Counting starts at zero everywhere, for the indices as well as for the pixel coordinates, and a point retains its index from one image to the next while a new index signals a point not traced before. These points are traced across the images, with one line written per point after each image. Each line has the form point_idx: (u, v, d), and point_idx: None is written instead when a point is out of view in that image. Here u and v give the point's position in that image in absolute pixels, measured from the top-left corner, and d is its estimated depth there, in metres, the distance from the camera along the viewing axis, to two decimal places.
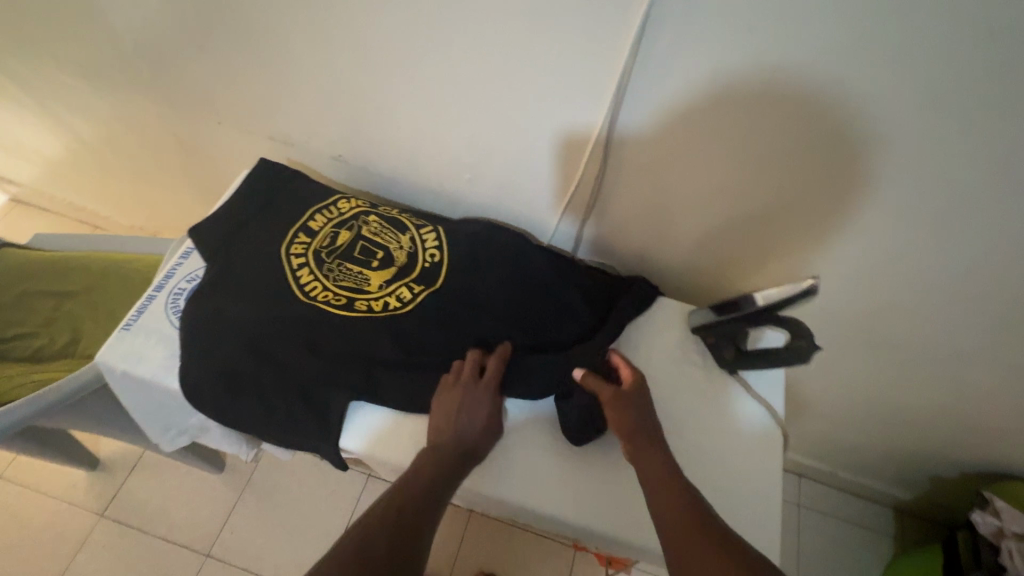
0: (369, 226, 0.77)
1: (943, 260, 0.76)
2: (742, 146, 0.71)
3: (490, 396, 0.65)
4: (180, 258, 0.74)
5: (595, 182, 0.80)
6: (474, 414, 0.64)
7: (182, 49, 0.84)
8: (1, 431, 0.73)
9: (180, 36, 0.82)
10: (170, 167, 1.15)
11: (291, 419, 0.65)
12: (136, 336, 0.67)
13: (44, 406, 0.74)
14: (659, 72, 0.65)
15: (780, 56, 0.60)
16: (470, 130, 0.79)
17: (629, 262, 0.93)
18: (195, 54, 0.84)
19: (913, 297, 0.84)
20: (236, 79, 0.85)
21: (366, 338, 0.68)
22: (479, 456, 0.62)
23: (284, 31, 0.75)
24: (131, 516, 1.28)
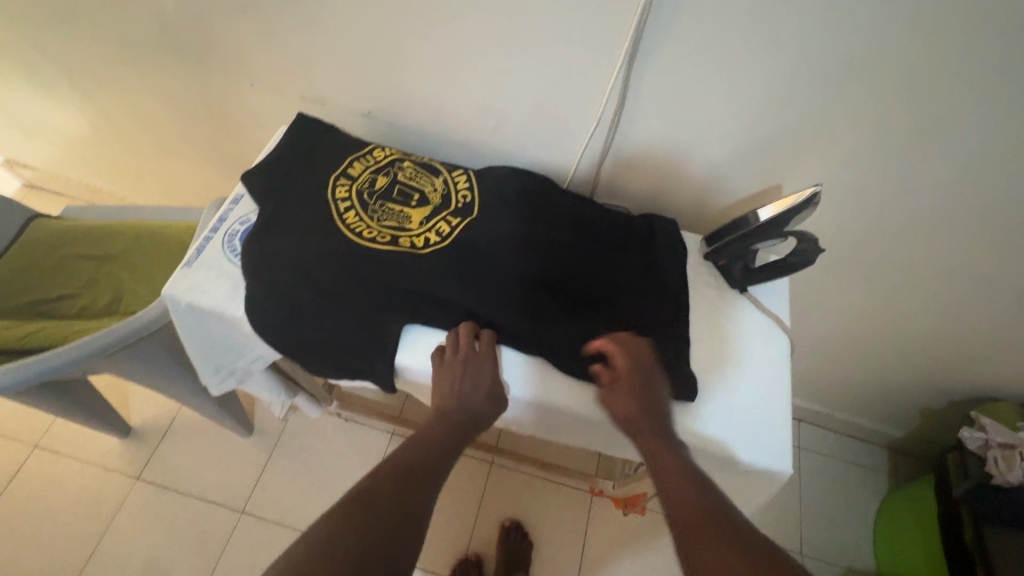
0: (404, 171, 0.83)
1: (929, 187, 0.84)
2: (746, 88, 0.77)
3: (486, 362, 0.71)
4: (232, 203, 0.80)
5: (611, 127, 0.87)
6: (477, 381, 0.70)
7: (219, 11, 0.90)
8: (67, 368, 0.78)
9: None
10: (195, 136, 1.19)
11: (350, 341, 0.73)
12: (198, 272, 0.73)
13: (109, 342, 0.78)
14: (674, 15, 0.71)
15: None
16: (495, 81, 0.85)
17: (640, 206, 1.00)
18: (231, 17, 0.90)
19: (901, 228, 0.92)
20: (271, 40, 0.91)
21: (412, 268, 0.74)
22: (479, 418, 0.69)
23: None
24: (165, 479, 1.32)
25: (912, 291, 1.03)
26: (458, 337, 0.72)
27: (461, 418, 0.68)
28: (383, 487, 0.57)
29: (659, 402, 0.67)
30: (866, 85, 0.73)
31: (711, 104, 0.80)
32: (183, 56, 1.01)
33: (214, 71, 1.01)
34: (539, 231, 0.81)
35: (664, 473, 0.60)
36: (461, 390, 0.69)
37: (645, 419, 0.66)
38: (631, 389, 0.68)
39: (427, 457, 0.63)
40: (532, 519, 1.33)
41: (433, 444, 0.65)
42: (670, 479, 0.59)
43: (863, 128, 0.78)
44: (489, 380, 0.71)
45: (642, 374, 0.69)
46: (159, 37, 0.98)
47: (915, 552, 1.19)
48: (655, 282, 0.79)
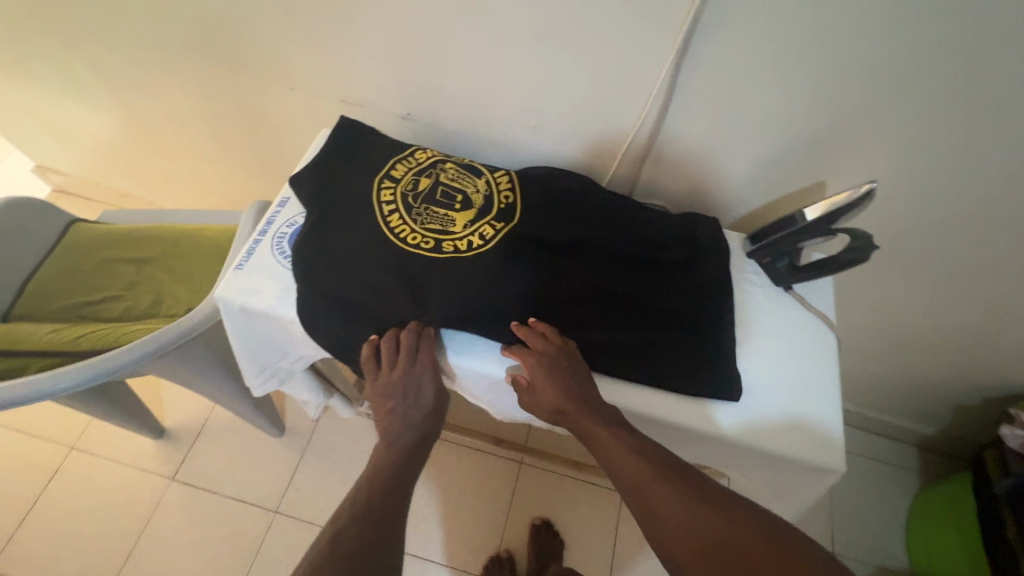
0: (446, 172, 0.84)
1: (976, 184, 0.83)
2: (791, 86, 0.77)
3: (426, 371, 0.72)
4: (278, 207, 0.80)
5: (652, 127, 0.87)
6: (419, 393, 0.74)
7: (261, 17, 0.91)
8: (117, 371, 0.79)
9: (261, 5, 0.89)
10: (230, 141, 1.20)
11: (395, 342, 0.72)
12: (250, 274, 0.74)
13: (160, 343, 0.79)
14: (721, 14, 0.70)
15: None
16: (536, 82, 0.85)
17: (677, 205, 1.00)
18: (273, 22, 0.91)
19: (941, 226, 0.91)
20: (313, 44, 0.92)
21: (459, 270, 0.74)
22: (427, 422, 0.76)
23: None
24: (200, 479, 1.33)
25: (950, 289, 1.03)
26: (386, 349, 0.71)
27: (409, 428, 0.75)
28: (350, 518, 0.65)
29: (577, 382, 0.69)
30: (918, 82, 0.72)
31: (754, 102, 0.80)
32: (223, 62, 1.02)
33: (254, 76, 1.03)
34: (583, 231, 0.81)
35: (609, 452, 0.64)
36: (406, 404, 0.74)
37: (570, 407, 0.67)
38: (542, 387, 0.68)
39: (385, 475, 0.72)
40: (563, 519, 1.34)
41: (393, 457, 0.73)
42: (619, 459, 0.63)
43: (911, 124, 0.77)
44: (432, 391, 0.74)
45: (549, 366, 0.68)
46: (200, 43, 1.00)
47: (941, 521, 1.21)
48: (701, 282, 0.78)
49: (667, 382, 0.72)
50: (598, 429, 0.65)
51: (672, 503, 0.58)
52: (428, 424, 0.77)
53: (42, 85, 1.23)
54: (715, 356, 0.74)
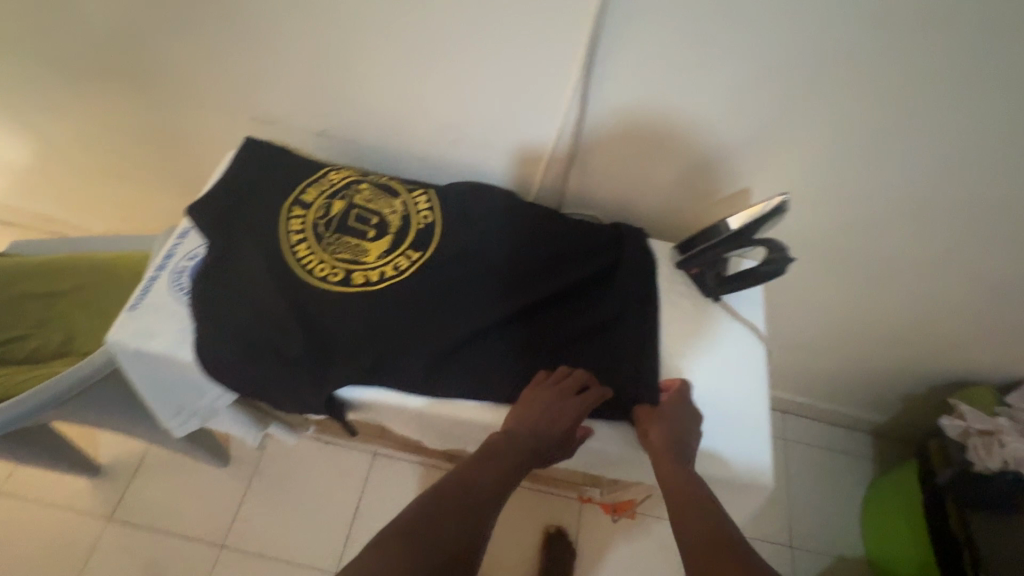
0: (361, 194, 0.79)
1: (898, 177, 0.83)
2: (708, 91, 0.75)
3: (578, 407, 0.66)
4: (179, 238, 0.75)
5: (573, 136, 0.84)
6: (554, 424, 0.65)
7: (156, 32, 0.85)
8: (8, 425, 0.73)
9: (154, 20, 0.83)
10: (145, 162, 1.13)
11: (293, 381, 0.66)
12: (145, 315, 0.69)
13: (51, 395, 0.73)
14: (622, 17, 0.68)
15: None
16: (451, 93, 0.81)
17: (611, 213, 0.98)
18: (170, 37, 0.85)
19: (871, 218, 0.92)
20: (215, 59, 0.86)
21: (367, 307, 0.71)
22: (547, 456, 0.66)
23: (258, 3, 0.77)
24: (140, 517, 1.26)
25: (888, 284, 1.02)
26: (557, 374, 0.69)
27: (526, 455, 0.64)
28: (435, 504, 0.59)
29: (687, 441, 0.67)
30: (829, 81, 0.71)
31: (673, 109, 0.79)
32: (124, 78, 0.95)
33: (158, 93, 0.96)
34: (505, 252, 0.79)
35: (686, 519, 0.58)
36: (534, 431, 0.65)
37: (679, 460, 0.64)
38: (663, 425, 0.67)
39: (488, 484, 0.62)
40: (520, 530, 1.31)
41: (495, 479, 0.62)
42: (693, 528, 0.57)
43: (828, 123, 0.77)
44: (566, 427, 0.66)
45: (674, 415, 0.68)
46: (94, 60, 0.93)
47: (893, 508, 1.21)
48: (624, 297, 0.76)
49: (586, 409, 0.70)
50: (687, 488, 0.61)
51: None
52: (541, 463, 0.67)
53: None
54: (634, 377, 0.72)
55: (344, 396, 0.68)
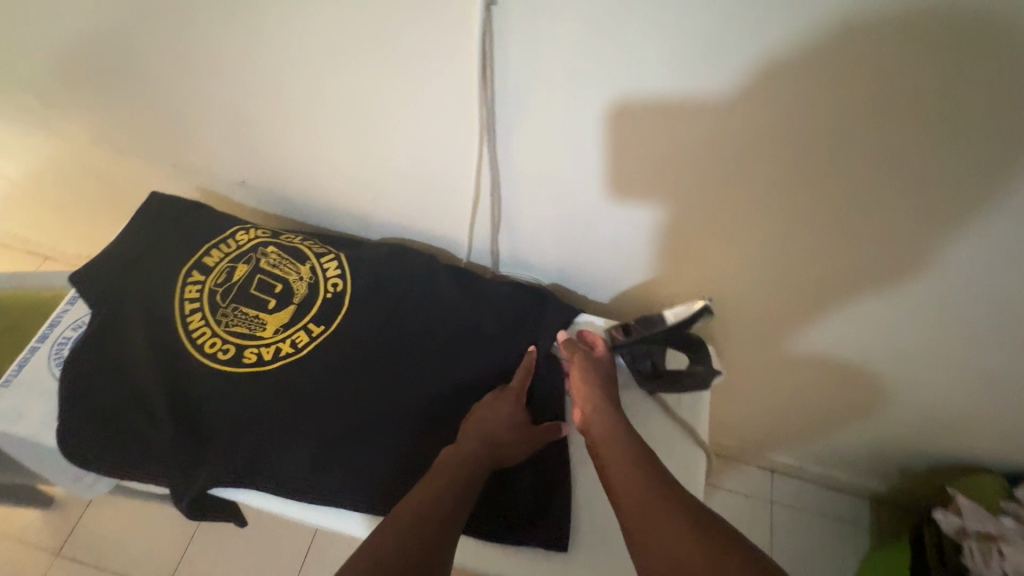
0: (267, 258, 0.73)
1: (891, 277, 0.66)
2: (638, 170, 0.63)
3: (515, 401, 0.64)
4: (67, 305, 0.70)
5: (495, 202, 0.73)
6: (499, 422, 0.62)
7: (71, 79, 0.81)
8: None
9: (65, 66, 0.78)
10: (98, 198, 1.12)
11: (162, 474, 0.61)
12: (15, 392, 0.64)
13: None
14: (519, 85, 0.57)
15: (635, 63, 0.52)
16: (364, 148, 0.73)
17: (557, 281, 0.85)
18: (85, 85, 0.81)
19: (863, 316, 0.74)
20: (132, 106, 0.81)
21: (250, 394, 0.65)
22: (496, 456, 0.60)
23: (156, 54, 0.71)
24: (88, 553, 1.24)
25: (881, 375, 0.86)
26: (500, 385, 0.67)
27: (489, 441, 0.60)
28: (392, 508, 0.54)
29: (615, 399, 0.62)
30: (782, 164, 0.57)
31: (600, 182, 0.65)
32: (54, 120, 0.92)
33: (89, 134, 0.92)
34: (420, 326, 0.71)
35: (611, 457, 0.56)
36: (494, 423, 0.62)
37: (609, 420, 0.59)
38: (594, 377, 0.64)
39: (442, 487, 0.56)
40: None
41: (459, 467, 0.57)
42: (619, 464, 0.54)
43: (788, 212, 0.62)
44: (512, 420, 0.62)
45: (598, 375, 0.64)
46: (22, 103, 0.90)
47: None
48: (539, 393, 0.68)
49: (473, 528, 0.62)
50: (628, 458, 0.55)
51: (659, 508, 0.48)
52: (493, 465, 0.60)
53: None
54: (534, 497, 0.63)
55: (220, 495, 0.63)
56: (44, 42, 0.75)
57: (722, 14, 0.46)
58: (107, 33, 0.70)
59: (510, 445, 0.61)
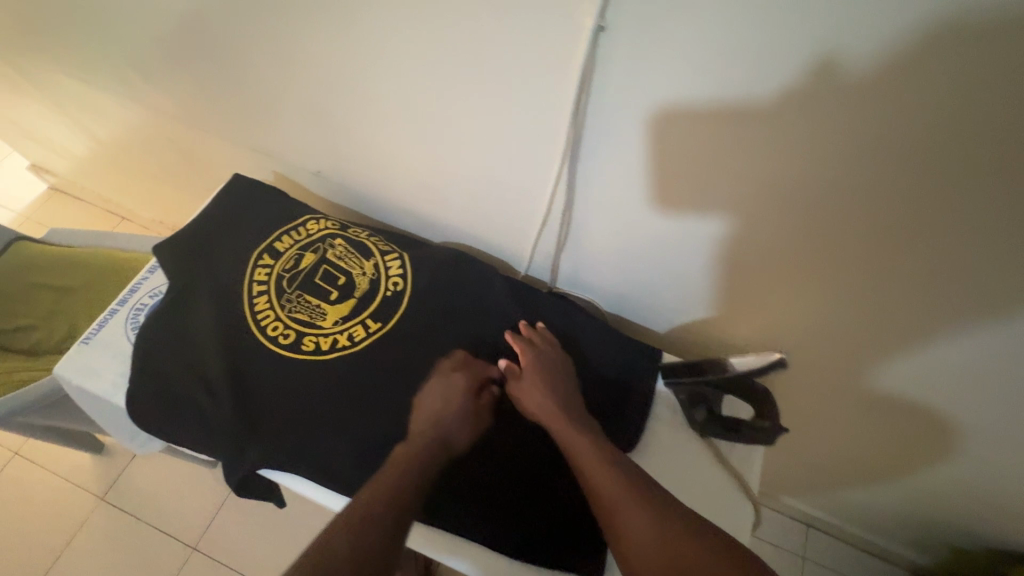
0: (334, 250, 0.75)
1: (970, 333, 0.59)
2: (717, 209, 0.60)
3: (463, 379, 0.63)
4: (148, 272, 0.74)
5: (564, 220, 0.72)
6: (448, 402, 0.61)
7: (172, 58, 0.85)
8: None
9: (169, 47, 0.83)
10: (179, 169, 1.18)
11: (217, 445, 0.64)
12: (93, 351, 0.68)
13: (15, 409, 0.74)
14: (607, 114, 0.57)
15: (736, 105, 0.49)
16: (440, 154, 0.73)
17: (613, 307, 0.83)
18: (185, 65, 0.85)
19: (926, 371, 0.68)
20: (225, 91, 0.86)
21: (304, 383, 0.66)
22: (443, 432, 0.59)
23: (253, 44, 0.74)
24: (128, 503, 1.31)
25: (949, 450, 0.80)
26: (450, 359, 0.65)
27: (440, 445, 0.58)
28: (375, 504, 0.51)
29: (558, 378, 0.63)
30: (879, 223, 0.53)
31: (674, 217, 0.64)
32: (150, 95, 0.98)
33: (181, 111, 0.98)
34: (475, 336, 0.71)
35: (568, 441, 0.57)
36: (436, 404, 0.61)
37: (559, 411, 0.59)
38: (528, 387, 0.62)
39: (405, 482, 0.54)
40: None
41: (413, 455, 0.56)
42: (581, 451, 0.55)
43: (877, 270, 0.58)
44: (460, 397, 0.61)
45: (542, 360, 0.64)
46: (128, 79, 0.96)
47: None
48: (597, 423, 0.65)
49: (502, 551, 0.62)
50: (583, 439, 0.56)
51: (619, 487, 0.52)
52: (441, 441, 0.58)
53: (8, 90, 1.22)
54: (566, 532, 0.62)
55: (266, 476, 0.66)
56: (155, 22, 0.80)
57: (837, 60, 0.43)
58: (213, 19, 0.73)
59: (458, 424, 0.60)
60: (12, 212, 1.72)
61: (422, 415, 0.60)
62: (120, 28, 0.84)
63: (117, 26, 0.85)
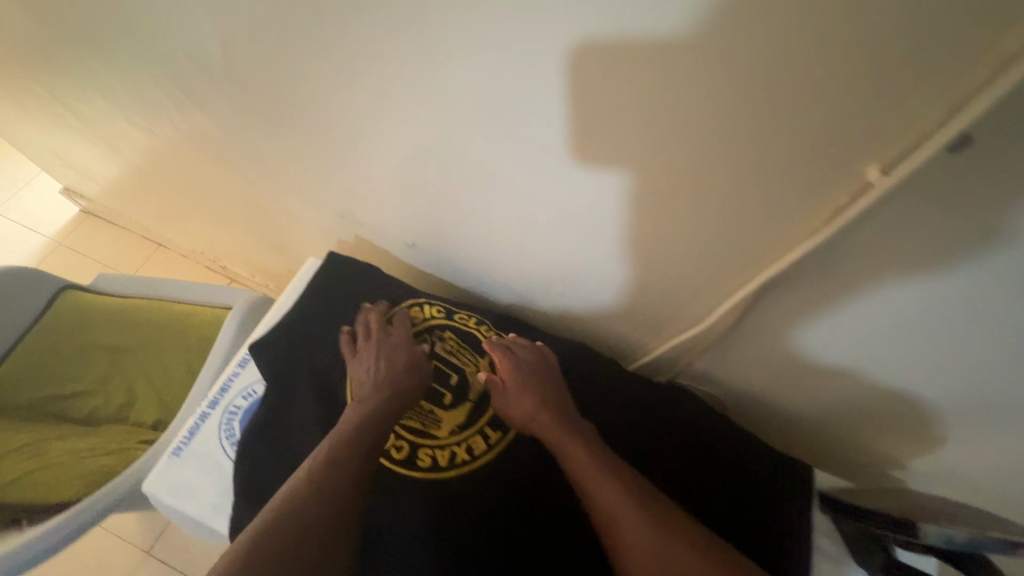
0: (444, 343, 0.69)
1: (984, 297, 0.42)
2: (954, 353, 0.48)
3: (404, 339, 0.64)
4: (237, 367, 0.67)
5: (723, 334, 0.61)
6: (392, 361, 0.61)
7: (246, 124, 0.77)
8: (70, 541, 0.68)
9: (243, 112, 0.74)
10: (239, 213, 1.11)
11: None
12: (186, 464, 0.61)
13: (108, 505, 0.69)
14: (846, 250, 0.45)
15: None
16: (568, 248, 0.64)
17: (736, 414, 0.74)
18: (260, 131, 0.76)
19: (866, 329, 0.51)
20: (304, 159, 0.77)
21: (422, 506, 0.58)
22: (396, 388, 0.59)
23: (346, 125, 0.64)
24: (175, 558, 1.24)
25: None
26: (365, 322, 0.66)
27: (392, 400, 0.58)
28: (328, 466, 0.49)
29: (544, 380, 0.62)
30: None
31: (886, 351, 0.52)
32: (213, 148, 0.90)
33: (248, 168, 0.89)
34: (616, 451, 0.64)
35: (561, 445, 0.55)
36: (376, 363, 0.61)
37: (546, 413, 0.58)
38: (515, 393, 0.60)
39: (357, 439, 0.53)
40: None
41: (368, 415, 0.55)
42: (578, 456, 0.53)
43: None
44: (404, 355, 0.62)
45: (523, 364, 0.63)
46: (193, 133, 0.88)
47: None
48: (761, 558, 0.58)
49: None
50: (577, 445, 0.54)
51: (618, 491, 0.49)
52: (394, 396, 0.58)
53: (54, 122, 1.15)
54: None
55: None
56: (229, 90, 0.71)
57: None
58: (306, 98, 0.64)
59: (410, 382, 0.61)
60: (43, 236, 1.65)
61: (369, 377, 0.60)
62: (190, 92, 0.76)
63: (186, 88, 0.76)
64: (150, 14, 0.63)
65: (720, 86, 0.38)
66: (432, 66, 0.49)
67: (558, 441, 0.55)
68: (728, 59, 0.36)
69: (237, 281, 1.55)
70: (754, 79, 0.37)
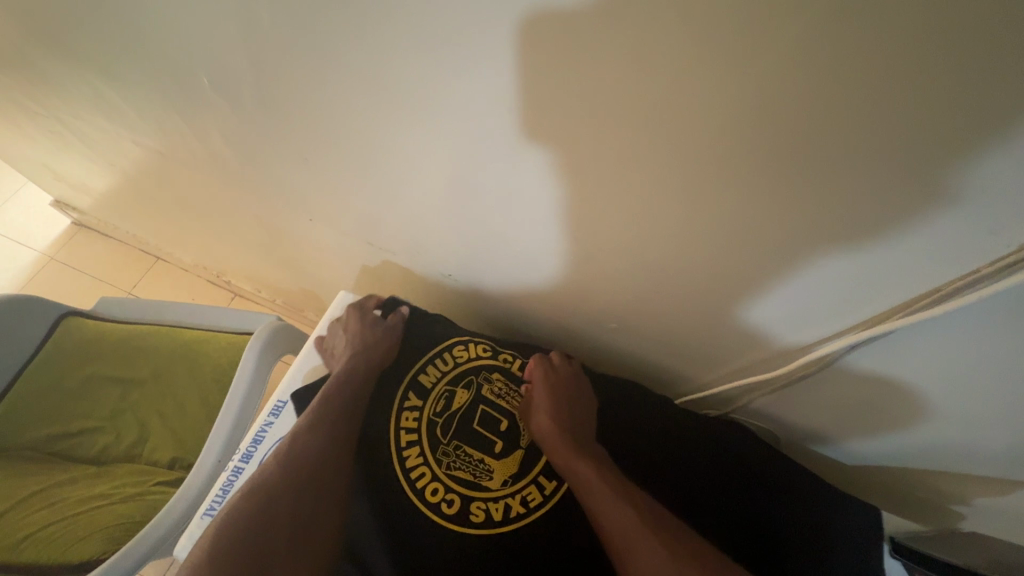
0: (490, 386, 0.66)
1: None
2: None
3: (354, 309, 0.70)
4: (270, 417, 0.68)
5: (792, 376, 0.58)
6: (346, 332, 0.68)
7: (268, 152, 0.71)
8: None
9: (265, 141, 0.69)
10: (251, 234, 1.06)
11: None
12: None
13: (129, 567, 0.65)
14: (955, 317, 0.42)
15: None
16: (624, 288, 0.61)
17: (792, 451, 0.71)
18: (283, 160, 0.71)
19: (922, 373, 0.49)
20: (330, 190, 0.72)
21: (482, 568, 0.55)
22: (351, 353, 0.65)
23: (384, 162, 0.60)
24: None
25: None
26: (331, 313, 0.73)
27: (349, 364, 0.64)
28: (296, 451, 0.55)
29: (567, 396, 0.62)
30: None
31: (979, 404, 0.49)
32: (227, 172, 0.84)
33: (266, 194, 0.84)
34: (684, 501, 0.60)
35: (572, 466, 0.55)
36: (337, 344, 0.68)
37: (563, 435, 0.58)
38: (539, 413, 0.60)
39: (323, 415, 0.58)
40: None
41: (330, 387, 0.61)
42: (588, 478, 0.54)
43: None
44: (355, 321, 0.68)
45: (551, 380, 0.63)
46: (206, 156, 0.82)
47: None
48: None
49: None
50: (588, 468, 0.55)
51: (624, 515, 0.50)
52: (350, 359, 0.64)
53: (49, 138, 1.07)
54: None
55: None
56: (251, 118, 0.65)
57: None
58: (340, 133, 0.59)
59: (364, 344, 0.66)
60: (34, 250, 1.57)
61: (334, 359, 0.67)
62: (207, 118, 0.71)
63: (202, 113, 0.70)
64: (166, 37, 0.57)
65: (858, 158, 0.33)
66: (502, 111, 0.44)
67: (569, 462, 0.56)
68: (877, 128, 0.31)
69: (241, 295, 1.49)
70: (900, 151, 0.32)
